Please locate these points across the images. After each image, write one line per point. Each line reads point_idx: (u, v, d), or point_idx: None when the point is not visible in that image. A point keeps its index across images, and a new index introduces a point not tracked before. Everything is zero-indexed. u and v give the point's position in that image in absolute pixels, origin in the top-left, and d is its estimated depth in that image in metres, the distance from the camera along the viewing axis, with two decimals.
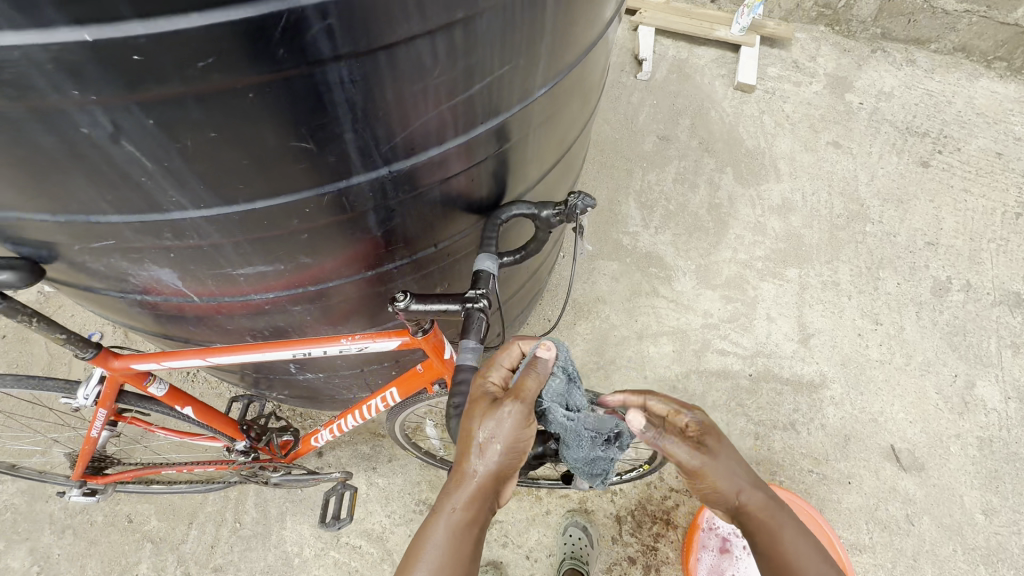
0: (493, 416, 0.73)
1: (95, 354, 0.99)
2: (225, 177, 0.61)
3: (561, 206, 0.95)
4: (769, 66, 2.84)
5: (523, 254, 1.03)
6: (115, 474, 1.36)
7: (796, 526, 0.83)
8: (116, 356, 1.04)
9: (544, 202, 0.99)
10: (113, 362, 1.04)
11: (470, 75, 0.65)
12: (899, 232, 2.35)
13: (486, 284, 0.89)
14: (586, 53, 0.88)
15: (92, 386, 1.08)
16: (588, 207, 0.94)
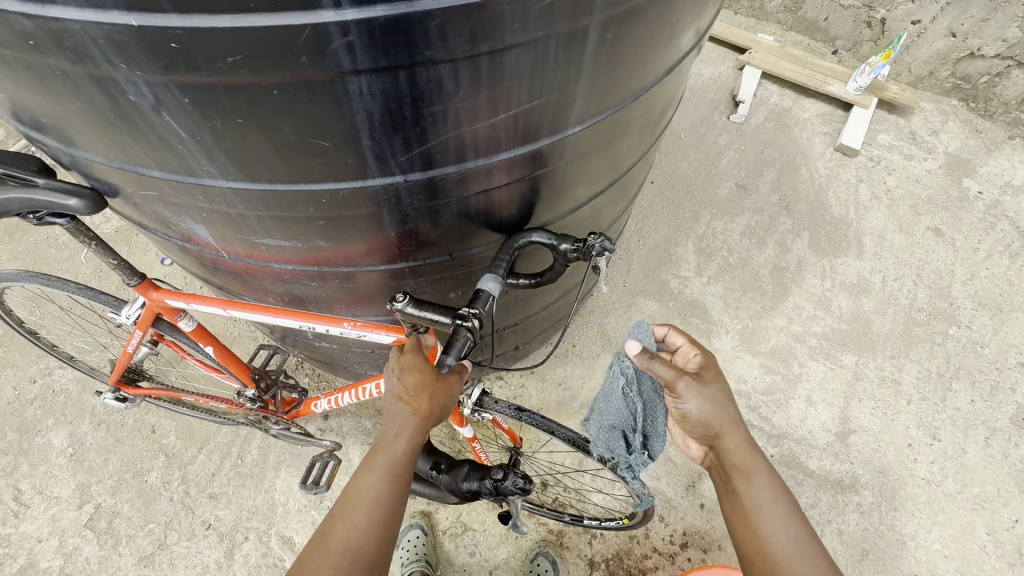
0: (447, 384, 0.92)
1: (137, 282, 1.13)
2: (249, 159, 0.66)
3: (580, 242, 0.95)
4: (881, 133, 2.61)
5: (537, 280, 1.04)
6: (144, 389, 1.51)
7: (767, 466, 0.94)
8: (155, 288, 1.18)
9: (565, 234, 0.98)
10: (152, 293, 1.18)
11: (494, 104, 0.65)
12: (988, 344, 2.08)
13: (481, 305, 0.90)
14: (639, 95, 0.85)
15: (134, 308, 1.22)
16: (605, 249, 0.93)
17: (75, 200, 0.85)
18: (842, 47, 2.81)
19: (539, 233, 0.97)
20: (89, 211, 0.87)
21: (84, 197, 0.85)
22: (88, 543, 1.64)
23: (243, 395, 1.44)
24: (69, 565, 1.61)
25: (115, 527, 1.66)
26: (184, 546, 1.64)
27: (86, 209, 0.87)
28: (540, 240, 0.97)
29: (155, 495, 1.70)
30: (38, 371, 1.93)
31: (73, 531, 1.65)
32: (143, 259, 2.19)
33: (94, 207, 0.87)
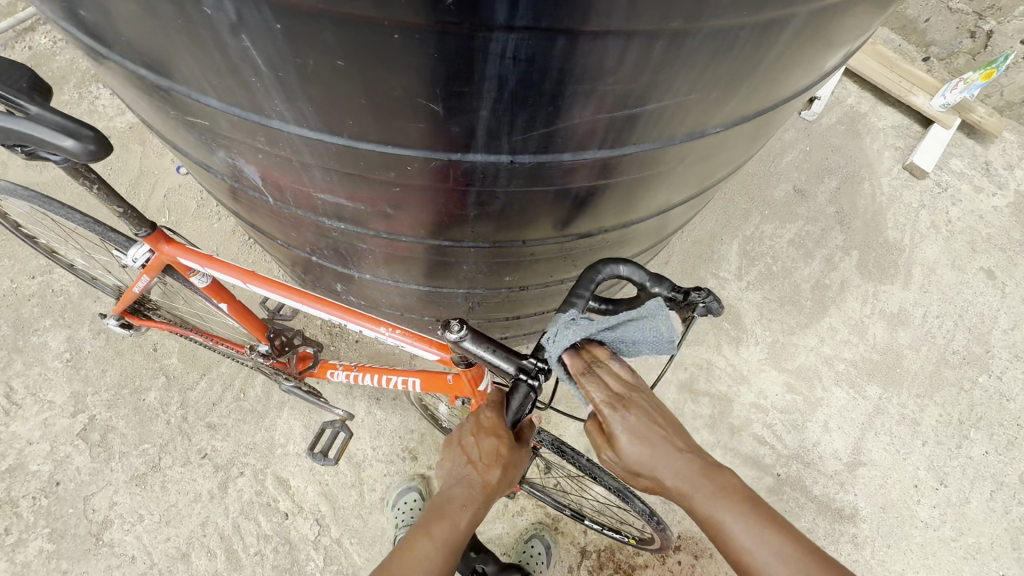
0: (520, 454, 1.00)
1: (148, 235, 1.19)
2: (335, 109, 0.54)
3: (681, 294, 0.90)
4: (954, 158, 2.44)
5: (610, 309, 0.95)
6: (149, 320, 1.50)
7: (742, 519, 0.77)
8: (166, 240, 1.23)
9: (661, 273, 0.90)
10: (163, 245, 1.24)
11: (650, 92, 0.53)
12: (1015, 398, 2.03)
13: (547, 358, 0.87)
14: (791, 99, 0.71)
15: (141, 251, 1.26)
16: (709, 308, 0.90)
17: (73, 142, 0.84)
18: (936, 55, 2.56)
19: (636, 270, 0.88)
20: (86, 155, 0.86)
21: (84, 141, 0.84)
22: (80, 453, 1.66)
23: (255, 351, 1.41)
24: (58, 473, 1.65)
25: (108, 442, 1.67)
26: (179, 471, 1.65)
27: (82, 152, 0.85)
28: (635, 279, 0.88)
29: (151, 416, 1.70)
30: (37, 268, 1.87)
31: (65, 439, 1.68)
32: (157, 163, 2.05)
33: (94, 152, 0.86)
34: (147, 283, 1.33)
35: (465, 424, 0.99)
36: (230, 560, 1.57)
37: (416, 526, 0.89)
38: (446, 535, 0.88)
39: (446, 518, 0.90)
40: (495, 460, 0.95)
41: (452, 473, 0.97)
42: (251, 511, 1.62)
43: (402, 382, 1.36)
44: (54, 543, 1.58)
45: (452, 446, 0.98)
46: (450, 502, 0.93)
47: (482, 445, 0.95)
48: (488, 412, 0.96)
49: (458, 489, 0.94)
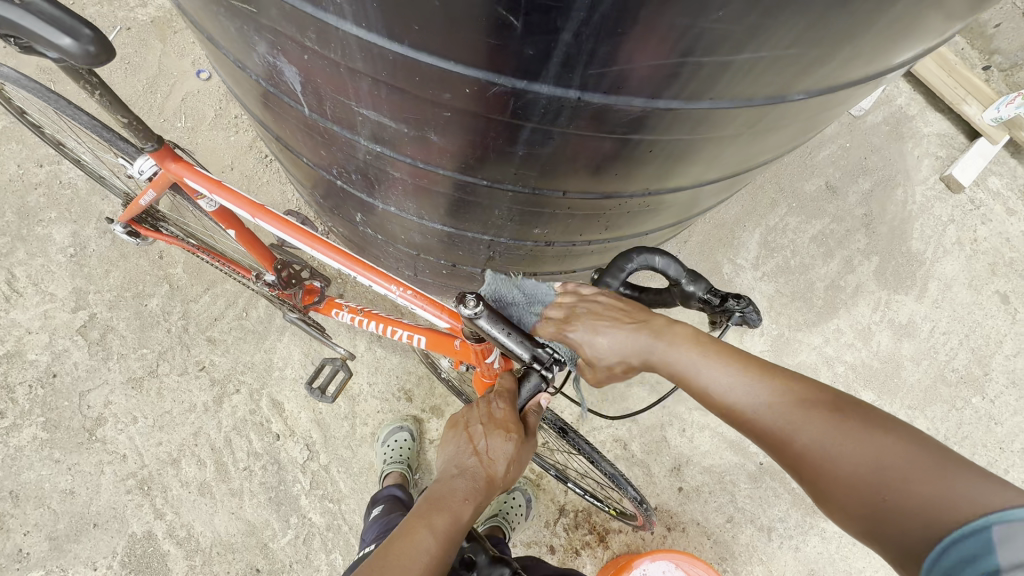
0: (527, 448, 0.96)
1: (155, 149, 1.16)
2: (403, 10, 0.49)
3: (717, 299, 0.90)
4: (993, 176, 2.35)
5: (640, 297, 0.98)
6: (155, 233, 1.45)
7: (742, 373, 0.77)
8: (173, 157, 1.21)
9: (700, 273, 0.91)
10: (169, 162, 1.21)
11: (747, 40, 0.48)
12: (1002, 422, 2.05)
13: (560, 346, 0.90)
14: (878, 78, 0.66)
15: (148, 164, 1.24)
16: (745, 319, 0.90)
17: (70, 41, 0.80)
18: (997, 65, 2.42)
19: (674, 264, 0.89)
20: (84, 58, 0.82)
21: (83, 42, 0.81)
22: (78, 349, 1.67)
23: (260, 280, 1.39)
24: (56, 365, 1.66)
25: (107, 341, 1.68)
26: (175, 380, 1.66)
27: (81, 53, 0.82)
28: (670, 273, 0.89)
29: (152, 322, 1.69)
30: (45, 156, 1.80)
31: (64, 333, 1.68)
32: (176, 63, 1.95)
33: (93, 55, 0.83)
34: (153, 197, 1.31)
35: (474, 412, 0.95)
36: (220, 472, 1.61)
37: (413, 516, 0.86)
38: (445, 530, 0.84)
39: (446, 510, 0.86)
40: (503, 454, 0.91)
41: (455, 459, 0.93)
42: (244, 428, 1.64)
43: (406, 336, 1.35)
44: (48, 432, 1.61)
45: (459, 429, 0.95)
46: (450, 493, 0.88)
47: (490, 439, 0.91)
48: (500, 405, 0.93)
49: (460, 480, 0.90)
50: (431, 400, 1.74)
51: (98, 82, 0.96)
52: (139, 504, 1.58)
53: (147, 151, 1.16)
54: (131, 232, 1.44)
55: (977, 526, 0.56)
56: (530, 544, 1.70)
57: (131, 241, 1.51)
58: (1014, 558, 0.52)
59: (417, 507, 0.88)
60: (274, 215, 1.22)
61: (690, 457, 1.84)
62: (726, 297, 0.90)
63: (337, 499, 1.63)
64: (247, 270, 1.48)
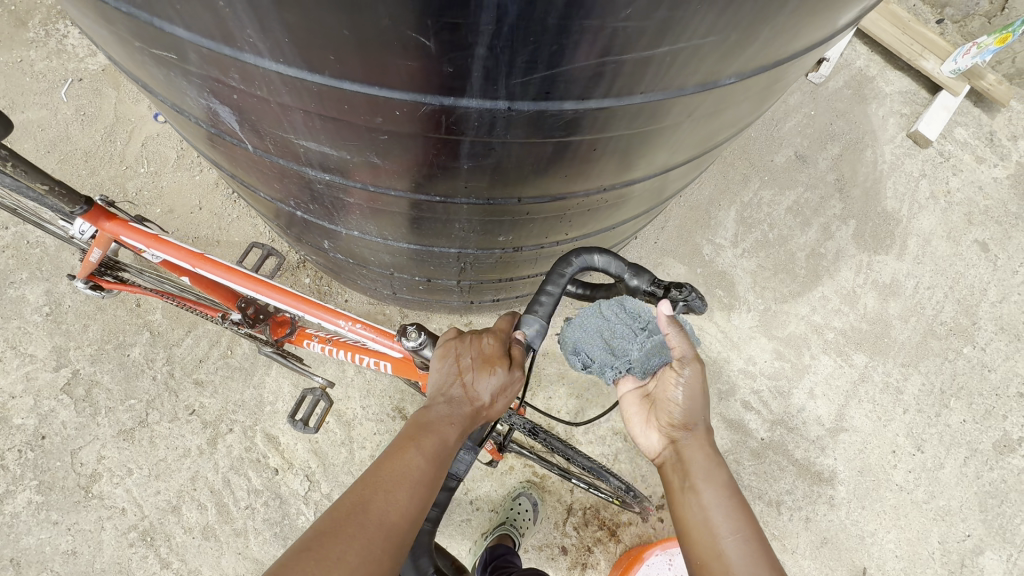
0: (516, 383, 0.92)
1: (85, 211, 1.19)
2: (316, 41, 0.49)
3: (662, 289, 0.90)
4: (959, 126, 2.35)
5: (593, 293, 1.00)
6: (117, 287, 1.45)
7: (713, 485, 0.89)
8: (105, 216, 1.25)
9: (642, 266, 0.91)
10: (103, 222, 1.25)
11: (661, 33, 0.48)
12: (995, 369, 2.06)
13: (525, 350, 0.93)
14: (807, 52, 0.66)
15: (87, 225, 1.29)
16: (691, 306, 0.89)
17: None
18: (949, 17, 2.43)
19: (614, 261, 0.90)
20: None
21: None
22: (65, 408, 1.65)
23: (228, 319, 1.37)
24: (44, 426, 1.64)
25: (93, 397, 1.66)
26: (167, 427, 1.65)
27: None
28: (612, 269, 0.90)
29: (137, 371, 1.68)
30: (10, 217, 1.78)
31: (49, 393, 1.66)
32: (132, 109, 1.94)
33: None
34: (102, 254, 1.34)
35: (464, 343, 0.92)
36: (222, 513, 1.60)
37: (400, 438, 0.84)
38: (434, 449, 0.83)
39: (434, 432, 0.85)
40: (490, 386, 0.89)
41: (442, 385, 0.91)
42: (241, 466, 1.64)
43: (374, 363, 1.36)
44: (43, 495, 1.60)
45: (448, 355, 0.93)
46: (437, 417, 0.87)
47: (477, 375, 0.89)
48: (490, 341, 0.89)
49: (447, 405, 0.89)
50: None
51: (8, 153, 0.99)
52: (144, 555, 1.57)
53: (78, 215, 1.21)
54: (93, 286, 1.44)
55: None
56: (541, 548, 1.70)
57: (99, 295, 1.50)
58: None
59: (402, 432, 0.86)
60: (214, 260, 1.25)
61: None
62: (670, 287, 0.89)
63: None
64: (212, 307, 1.46)
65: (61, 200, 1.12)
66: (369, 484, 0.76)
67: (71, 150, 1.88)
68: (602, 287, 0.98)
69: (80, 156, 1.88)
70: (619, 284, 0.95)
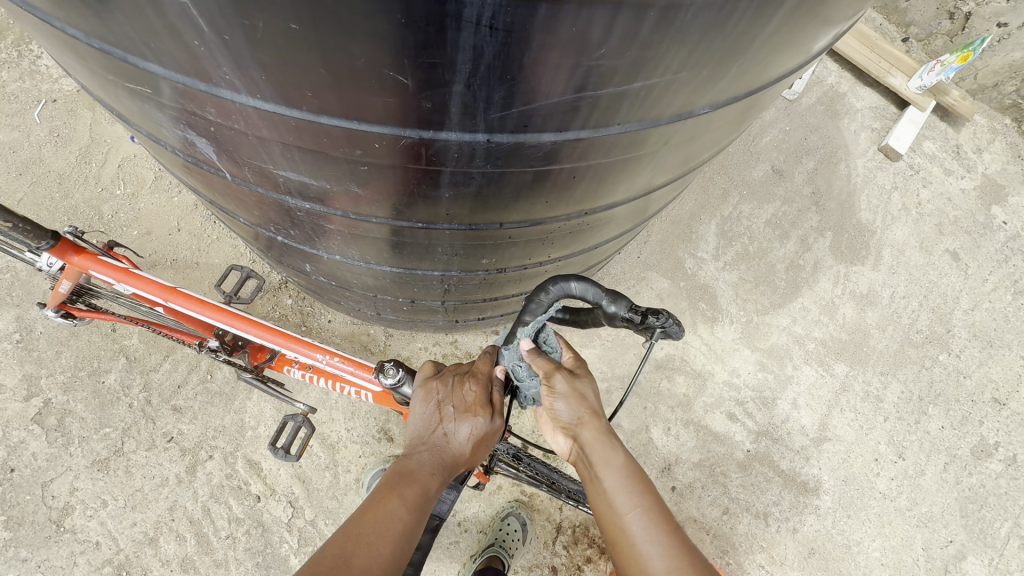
0: (493, 432, 0.93)
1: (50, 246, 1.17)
2: (293, 79, 0.49)
3: (638, 316, 0.89)
4: (927, 140, 2.43)
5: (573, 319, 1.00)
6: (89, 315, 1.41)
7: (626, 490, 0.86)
8: (74, 250, 1.24)
9: (619, 292, 0.91)
10: (73, 256, 1.24)
11: (635, 70, 0.49)
12: (970, 375, 2.12)
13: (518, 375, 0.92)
14: (778, 81, 0.68)
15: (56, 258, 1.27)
16: (668, 331, 0.89)
17: None
18: (914, 36, 2.53)
19: (591, 287, 0.89)
20: None
21: None
22: (35, 439, 1.59)
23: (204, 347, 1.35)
24: (13, 459, 1.58)
25: (66, 426, 1.61)
26: (144, 456, 1.60)
27: None
28: (589, 296, 0.89)
29: (112, 398, 1.63)
30: None
31: (19, 424, 1.60)
32: (108, 130, 1.91)
33: None
34: (72, 285, 1.31)
35: (446, 389, 0.92)
36: (202, 544, 1.55)
37: (380, 488, 0.82)
38: (415, 499, 0.81)
39: (415, 481, 0.83)
40: (470, 434, 0.89)
41: (423, 432, 0.90)
42: (221, 495, 1.59)
43: (354, 392, 1.36)
44: (11, 531, 1.54)
45: (429, 400, 0.93)
46: (418, 467, 0.86)
47: (460, 421, 0.89)
48: (472, 388, 0.90)
49: (428, 454, 0.88)
50: None
51: None
52: None
53: (45, 250, 1.19)
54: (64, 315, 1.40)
55: None
56: (531, 568, 1.68)
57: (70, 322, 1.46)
58: None
59: (381, 482, 0.83)
60: (189, 293, 1.25)
61: (678, 456, 1.89)
62: (646, 313, 0.89)
63: None
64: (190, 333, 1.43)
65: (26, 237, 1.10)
66: (348, 538, 0.72)
67: (44, 172, 1.84)
68: (581, 311, 0.98)
69: (53, 178, 1.84)
70: (597, 309, 0.95)
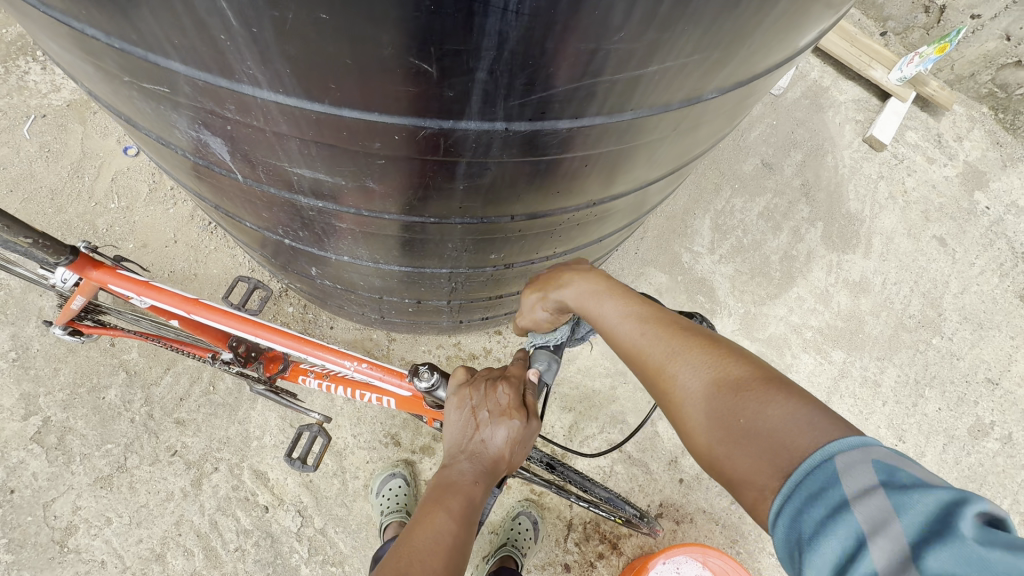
0: (530, 433, 0.92)
1: (69, 262, 1.15)
2: (317, 71, 0.49)
3: None
4: (910, 130, 2.49)
5: None
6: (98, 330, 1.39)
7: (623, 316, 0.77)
8: (92, 265, 1.22)
9: None
10: (90, 271, 1.22)
11: (651, 54, 0.51)
12: (963, 357, 2.16)
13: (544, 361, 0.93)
14: (778, 67, 0.70)
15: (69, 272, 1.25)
16: None
17: None
18: (892, 30, 2.60)
19: None
20: None
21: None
22: (35, 458, 1.56)
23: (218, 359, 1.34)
24: (13, 479, 1.55)
25: (67, 444, 1.58)
26: (147, 471, 1.58)
27: None
28: None
29: (113, 414, 1.61)
30: None
31: (17, 444, 1.57)
32: (100, 144, 1.90)
33: None
34: (84, 301, 1.29)
35: (479, 395, 0.92)
36: (210, 557, 1.53)
37: (426, 503, 0.82)
38: (461, 510, 0.81)
39: (459, 491, 0.83)
40: (507, 438, 0.88)
41: (461, 440, 0.91)
42: (229, 507, 1.57)
43: (376, 399, 1.36)
44: (13, 553, 1.50)
45: (464, 407, 0.93)
46: (460, 476, 0.86)
47: (495, 425, 0.88)
48: (505, 391, 0.89)
49: (467, 463, 0.88)
50: (420, 440, 1.70)
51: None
52: None
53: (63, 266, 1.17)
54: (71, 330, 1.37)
55: (817, 461, 0.54)
56: (544, 567, 1.67)
57: (74, 339, 1.43)
58: (858, 484, 0.50)
59: (426, 496, 0.84)
60: (210, 305, 1.24)
61: None
62: None
63: (339, 561, 1.57)
64: (201, 346, 1.42)
65: (45, 253, 1.09)
66: (404, 554, 0.73)
67: (35, 188, 1.82)
68: None
69: (45, 194, 1.82)
70: None
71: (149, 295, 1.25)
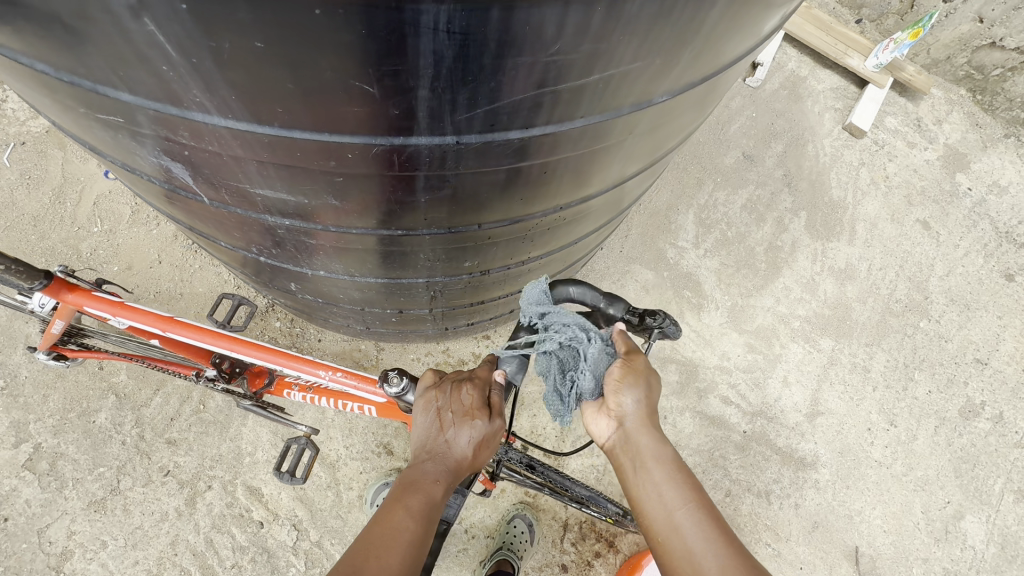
0: (496, 435, 0.92)
1: (44, 287, 1.16)
2: (263, 97, 0.50)
3: (635, 318, 0.94)
4: (889, 116, 2.51)
5: None
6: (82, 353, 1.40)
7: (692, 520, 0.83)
8: (67, 288, 1.23)
9: (616, 295, 0.95)
10: (66, 295, 1.24)
11: (591, 64, 0.52)
12: (951, 338, 2.17)
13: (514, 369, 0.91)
14: (731, 66, 0.71)
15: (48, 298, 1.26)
16: (666, 331, 0.93)
17: None
18: (867, 17, 2.61)
19: (588, 291, 0.93)
20: None
21: None
22: (28, 485, 1.57)
23: (203, 377, 1.34)
24: (7, 507, 1.55)
25: (59, 469, 1.58)
26: (141, 492, 1.58)
27: None
28: (586, 299, 0.93)
29: (104, 437, 1.61)
30: None
31: (10, 472, 1.58)
32: (80, 168, 1.90)
33: None
34: (65, 325, 1.30)
35: (445, 396, 0.93)
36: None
37: (387, 502, 0.85)
38: (421, 508, 0.84)
39: (419, 491, 0.85)
40: (470, 439, 0.89)
41: (426, 439, 0.91)
42: (223, 524, 1.58)
43: (358, 407, 1.37)
44: None
45: (429, 409, 0.93)
46: (423, 476, 0.87)
47: (459, 426, 0.89)
48: (469, 392, 0.90)
49: (430, 463, 0.89)
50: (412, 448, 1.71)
51: None
52: None
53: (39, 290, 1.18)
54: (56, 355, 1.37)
55: None
56: (541, 568, 1.68)
57: (61, 365, 1.43)
58: None
59: (388, 495, 0.86)
60: (186, 322, 1.25)
61: (677, 443, 1.92)
62: (642, 316, 0.93)
63: None
64: (184, 365, 1.43)
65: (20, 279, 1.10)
66: (360, 554, 0.76)
67: (18, 215, 1.83)
68: None
69: (28, 221, 1.83)
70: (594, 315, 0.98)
71: (126, 315, 1.26)
